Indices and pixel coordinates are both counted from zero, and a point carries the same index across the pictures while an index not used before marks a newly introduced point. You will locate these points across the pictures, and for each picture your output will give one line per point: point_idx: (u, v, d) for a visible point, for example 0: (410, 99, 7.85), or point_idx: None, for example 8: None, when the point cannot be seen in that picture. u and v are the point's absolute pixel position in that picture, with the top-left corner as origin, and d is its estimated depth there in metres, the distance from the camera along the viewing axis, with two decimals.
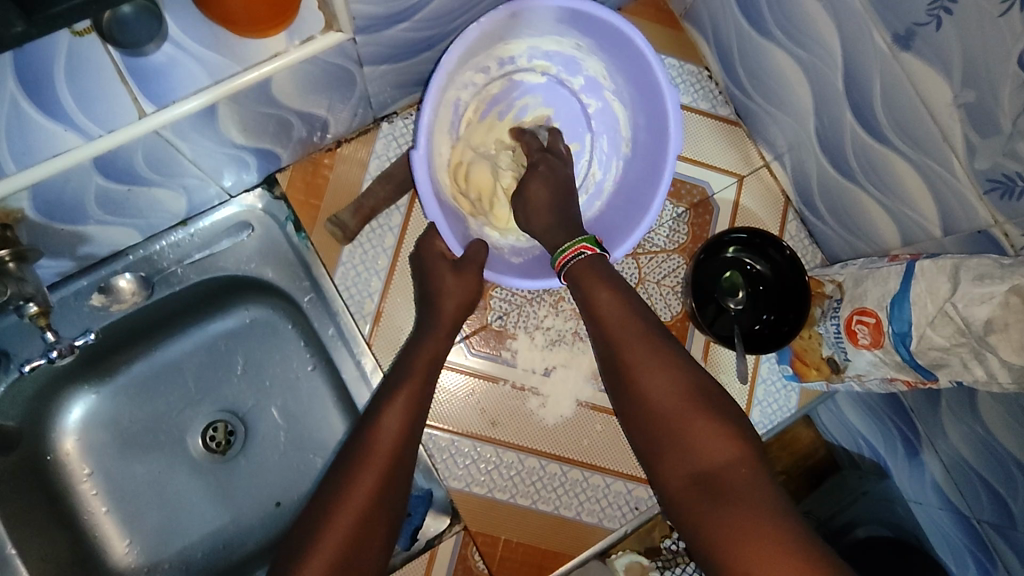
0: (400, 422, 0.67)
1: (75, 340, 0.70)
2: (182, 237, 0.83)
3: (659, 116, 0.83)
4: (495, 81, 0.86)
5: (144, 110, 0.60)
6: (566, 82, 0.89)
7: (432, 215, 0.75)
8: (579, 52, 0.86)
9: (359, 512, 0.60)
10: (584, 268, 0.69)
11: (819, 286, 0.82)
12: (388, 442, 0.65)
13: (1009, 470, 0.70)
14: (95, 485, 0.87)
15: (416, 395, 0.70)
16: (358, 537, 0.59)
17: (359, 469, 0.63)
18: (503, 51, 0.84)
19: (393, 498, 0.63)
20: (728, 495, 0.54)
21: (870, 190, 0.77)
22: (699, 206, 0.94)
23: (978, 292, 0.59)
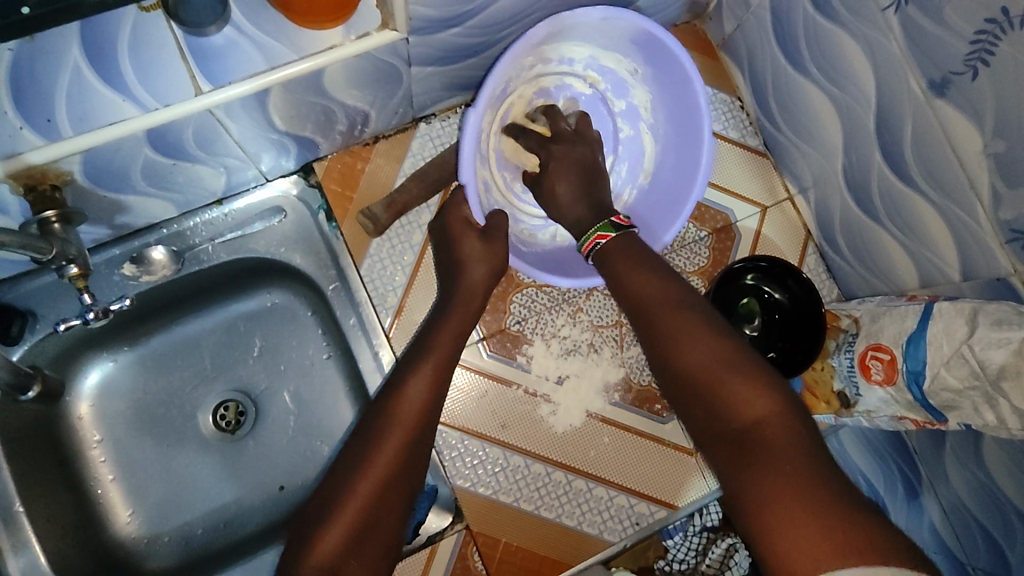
0: (426, 384, 0.71)
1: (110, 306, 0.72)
2: (216, 216, 0.85)
3: (691, 134, 0.86)
4: (547, 74, 0.87)
5: (201, 88, 0.61)
6: (609, 101, 0.92)
7: (466, 176, 0.74)
8: (632, 77, 0.90)
9: (382, 474, 0.65)
10: (612, 250, 0.71)
11: (835, 319, 0.83)
12: (413, 405, 0.69)
13: (1008, 519, 0.73)
14: (104, 453, 0.88)
15: (439, 369, 0.72)
16: (380, 497, 0.64)
17: (376, 445, 0.66)
18: (567, 50, 0.85)
19: (418, 458, 0.68)
20: (764, 459, 0.54)
21: (892, 230, 0.78)
22: (722, 232, 0.95)
23: (995, 336, 0.60)
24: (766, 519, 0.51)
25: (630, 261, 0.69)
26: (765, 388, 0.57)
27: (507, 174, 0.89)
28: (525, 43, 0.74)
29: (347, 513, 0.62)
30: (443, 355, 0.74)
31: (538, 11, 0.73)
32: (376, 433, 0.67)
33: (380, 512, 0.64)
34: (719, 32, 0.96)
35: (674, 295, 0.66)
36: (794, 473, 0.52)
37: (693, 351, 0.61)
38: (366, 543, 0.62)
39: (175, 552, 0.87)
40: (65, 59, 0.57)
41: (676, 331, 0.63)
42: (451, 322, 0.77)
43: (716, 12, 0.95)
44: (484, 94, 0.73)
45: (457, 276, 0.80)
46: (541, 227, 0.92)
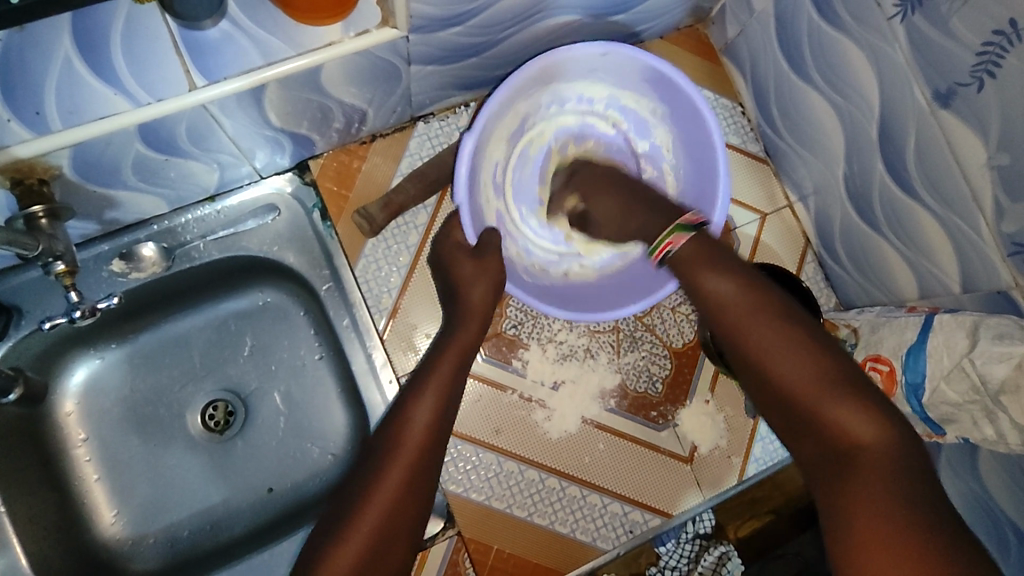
0: (429, 416, 0.68)
1: (98, 303, 0.70)
2: (208, 213, 0.83)
3: (708, 171, 0.84)
4: (568, 113, 0.89)
5: (195, 83, 0.60)
6: (631, 142, 0.91)
7: (458, 195, 0.76)
8: (653, 118, 0.89)
9: (384, 514, 0.63)
10: (684, 245, 0.63)
11: (834, 329, 0.82)
12: (415, 440, 0.66)
13: (1004, 533, 0.73)
14: (89, 452, 0.86)
15: (445, 386, 0.71)
16: (383, 538, 0.62)
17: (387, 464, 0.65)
18: (584, 90, 0.87)
19: (421, 494, 0.66)
20: (865, 486, 0.47)
21: (893, 241, 0.78)
22: (721, 238, 0.94)
23: (997, 351, 0.59)
24: (856, 550, 0.45)
25: (704, 257, 0.61)
26: (870, 414, 0.50)
27: (524, 208, 0.90)
28: (519, 77, 0.76)
29: (349, 557, 0.61)
30: (445, 382, 0.71)
31: (540, 12, 0.72)
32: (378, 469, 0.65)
33: (383, 553, 0.62)
34: (722, 36, 0.96)
35: (760, 295, 0.57)
36: (889, 503, 0.45)
37: (774, 359, 0.54)
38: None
39: (160, 553, 0.86)
40: (55, 49, 0.54)
41: (755, 332, 0.56)
42: (454, 345, 0.74)
43: (718, 17, 0.94)
44: (481, 121, 0.75)
45: (458, 301, 0.77)
46: (553, 263, 0.91)
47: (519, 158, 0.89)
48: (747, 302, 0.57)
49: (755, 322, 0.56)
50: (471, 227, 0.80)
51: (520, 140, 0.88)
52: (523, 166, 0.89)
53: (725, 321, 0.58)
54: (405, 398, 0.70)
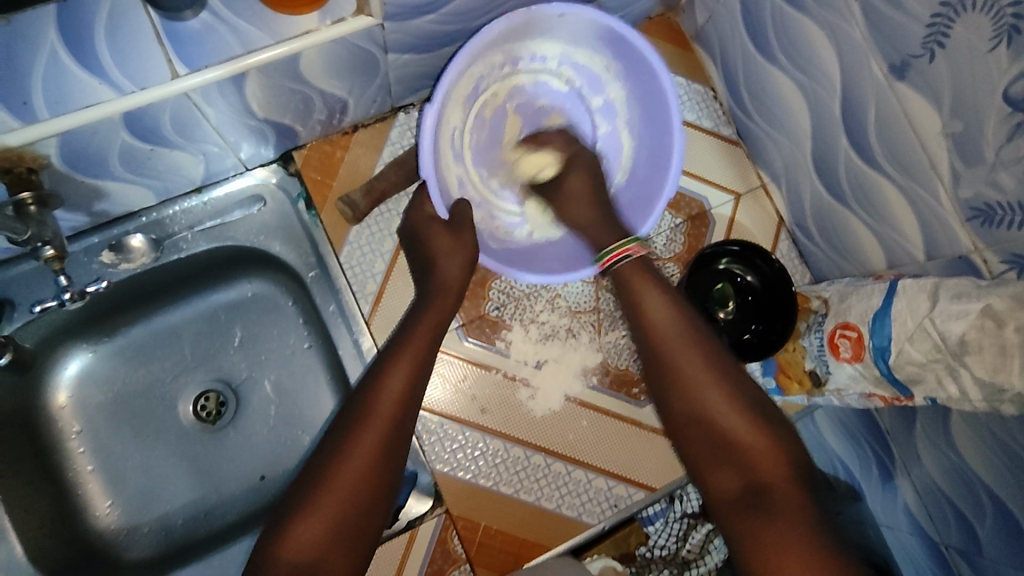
0: (401, 381, 0.71)
1: (86, 288, 0.73)
2: (195, 204, 0.85)
3: (665, 134, 0.87)
4: (521, 73, 0.89)
5: (177, 71, 0.62)
6: (585, 98, 0.93)
7: (426, 169, 0.77)
8: (606, 73, 0.91)
9: (361, 472, 0.65)
10: (634, 269, 0.74)
11: (805, 301, 0.84)
12: (390, 401, 0.69)
13: (977, 494, 0.76)
14: (83, 444, 0.88)
15: (418, 359, 0.73)
16: (362, 492, 0.65)
17: (358, 433, 0.67)
18: (536, 48, 0.87)
19: (397, 452, 0.68)
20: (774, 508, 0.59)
21: (859, 213, 0.80)
22: (696, 219, 0.97)
23: (955, 308, 0.62)
24: (775, 566, 0.55)
25: (650, 289, 0.73)
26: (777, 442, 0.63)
27: (484, 171, 0.92)
28: (478, 42, 0.76)
29: (328, 508, 0.63)
30: (420, 351, 0.74)
31: (511, 0, 0.75)
32: (354, 427, 0.68)
33: (360, 509, 0.64)
34: (692, 23, 0.98)
35: (692, 330, 0.70)
36: (806, 537, 0.56)
37: (707, 407, 0.65)
38: (345, 543, 0.63)
39: (154, 542, 0.87)
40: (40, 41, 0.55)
41: (693, 381, 0.67)
42: (427, 318, 0.77)
43: (688, 5, 0.97)
44: (441, 87, 0.75)
45: (430, 275, 0.81)
46: (518, 224, 0.93)
47: (476, 120, 0.89)
48: (681, 339, 0.70)
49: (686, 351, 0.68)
50: (441, 202, 0.81)
51: (475, 101, 0.88)
52: (480, 128, 0.90)
53: (670, 366, 0.68)
54: (381, 365, 0.73)
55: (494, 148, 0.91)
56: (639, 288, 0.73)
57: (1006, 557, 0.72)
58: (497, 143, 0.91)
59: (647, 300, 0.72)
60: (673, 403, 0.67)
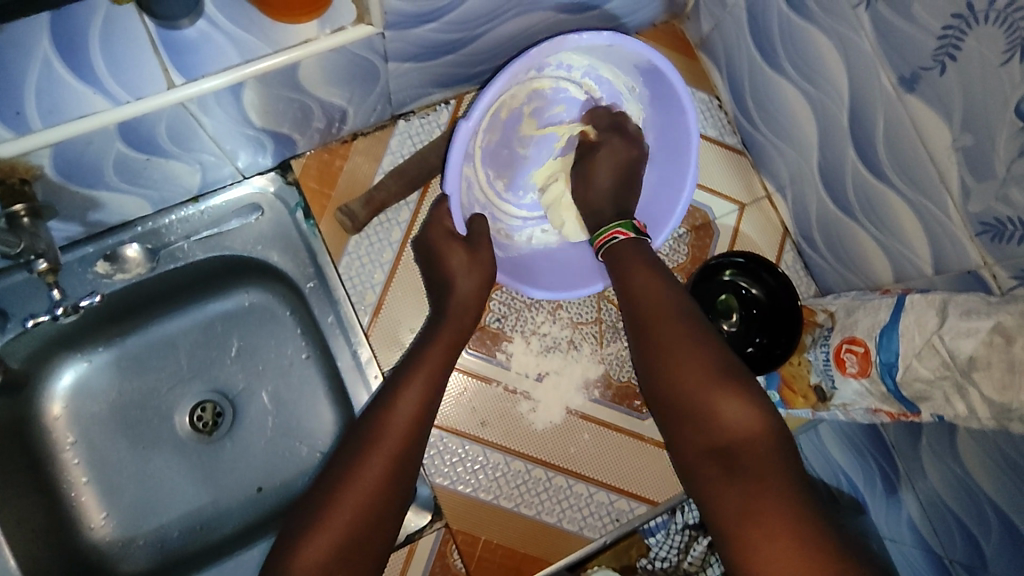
0: (413, 403, 0.70)
1: (81, 301, 0.71)
2: (192, 213, 0.84)
3: (679, 164, 0.87)
4: (544, 79, 0.87)
5: (173, 81, 0.61)
6: (601, 112, 0.91)
7: (449, 185, 0.75)
8: (629, 92, 0.90)
9: (371, 489, 0.65)
10: (622, 253, 0.77)
11: (812, 315, 0.83)
12: (401, 423, 0.68)
13: (983, 510, 0.75)
14: (77, 455, 0.87)
15: (433, 378, 0.73)
16: (370, 511, 0.64)
17: (368, 453, 0.66)
18: (566, 57, 0.85)
19: (406, 474, 0.67)
20: (740, 465, 0.59)
21: (866, 225, 0.79)
22: (700, 229, 0.96)
23: (965, 325, 0.61)
24: (737, 523, 0.56)
25: (633, 265, 0.75)
26: (752, 406, 0.62)
27: (490, 172, 0.89)
28: (519, 65, 0.74)
29: (335, 529, 0.62)
30: (433, 373, 0.73)
31: (515, 8, 0.74)
32: (363, 448, 0.67)
33: (366, 531, 0.63)
34: (697, 31, 0.97)
35: (672, 300, 0.71)
36: (771, 495, 0.56)
37: (685, 373, 0.65)
38: (351, 565, 0.62)
39: (149, 554, 0.86)
40: (34, 49, 0.55)
41: (674, 347, 0.67)
42: (440, 339, 0.77)
43: (694, 13, 0.96)
44: (481, 102, 0.72)
45: (447, 295, 0.79)
46: (519, 228, 0.92)
47: (492, 120, 0.86)
48: (668, 309, 0.70)
49: (663, 320, 0.70)
50: (460, 216, 0.79)
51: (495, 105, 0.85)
52: (492, 130, 0.87)
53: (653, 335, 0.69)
54: (393, 384, 0.72)
55: (502, 149, 0.89)
56: (634, 269, 0.75)
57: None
58: (506, 144, 0.89)
59: (633, 279, 0.73)
60: (653, 369, 0.68)
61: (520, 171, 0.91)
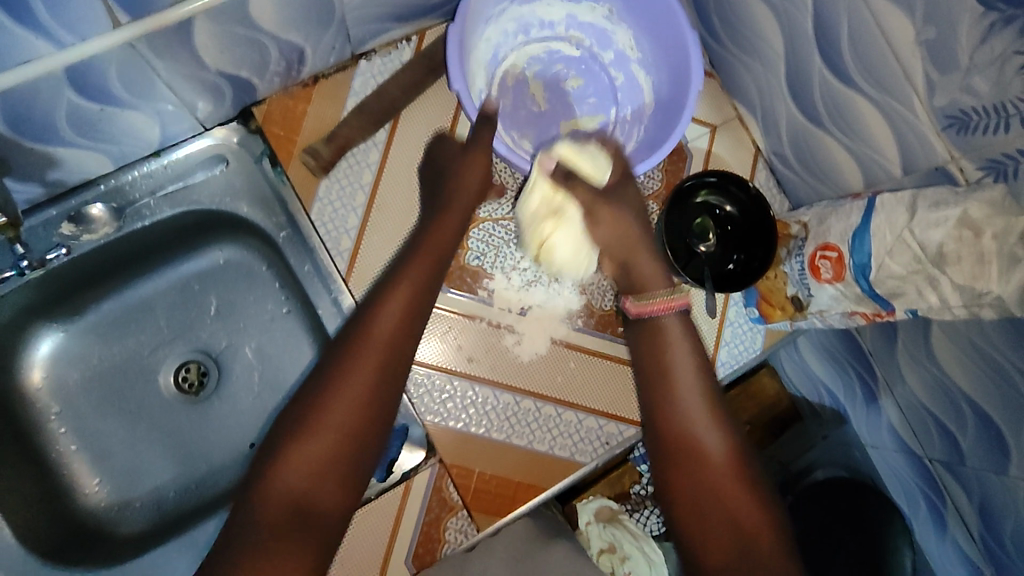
0: (399, 312, 0.69)
1: (46, 255, 0.74)
2: (155, 168, 0.81)
3: (682, 63, 0.80)
4: (532, 42, 0.86)
5: (118, 20, 0.58)
6: (598, 57, 0.87)
7: (455, 85, 0.74)
8: (610, 23, 0.85)
9: (358, 394, 0.65)
10: (664, 316, 0.73)
11: (785, 228, 0.83)
12: (388, 322, 0.68)
13: (957, 405, 0.78)
14: (63, 424, 0.87)
15: (418, 287, 0.72)
16: (356, 424, 0.64)
17: (351, 352, 0.66)
18: (542, 11, 0.85)
19: (393, 381, 0.67)
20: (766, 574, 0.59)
21: (835, 133, 0.79)
22: (675, 154, 0.95)
23: (933, 217, 0.62)
24: None
25: (680, 330, 0.73)
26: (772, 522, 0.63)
27: (514, 135, 0.84)
28: None
29: (324, 434, 0.62)
30: (420, 281, 0.72)
31: None
32: (347, 350, 0.67)
33: (354, 431, 0.64)
34: None
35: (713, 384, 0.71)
36: None
37: (715, 471, 0.66)
38: (334, 475, 0.62)
39: (145, 516, 0.87)
40: None
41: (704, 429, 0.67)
42: (426, 251, 0.75)
43: None
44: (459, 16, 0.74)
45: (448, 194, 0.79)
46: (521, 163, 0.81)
47: (498, 90, 0.85)
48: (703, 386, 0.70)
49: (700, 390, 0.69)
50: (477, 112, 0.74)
51: (495, 69, 0.84)
52: (503, 97, 0.85)
53: (669, 402, 0.69)
54: (376, 296, 0.71)
55: (518, 112, 0.85)
56: (676, 341, 0.73)
57: (987, 464, 0.76)
58: (521, 108, 0.85)
59: (670, 338, 0.73)
60: (678, 438, 0.67)
61: (543, 130, 0.86)
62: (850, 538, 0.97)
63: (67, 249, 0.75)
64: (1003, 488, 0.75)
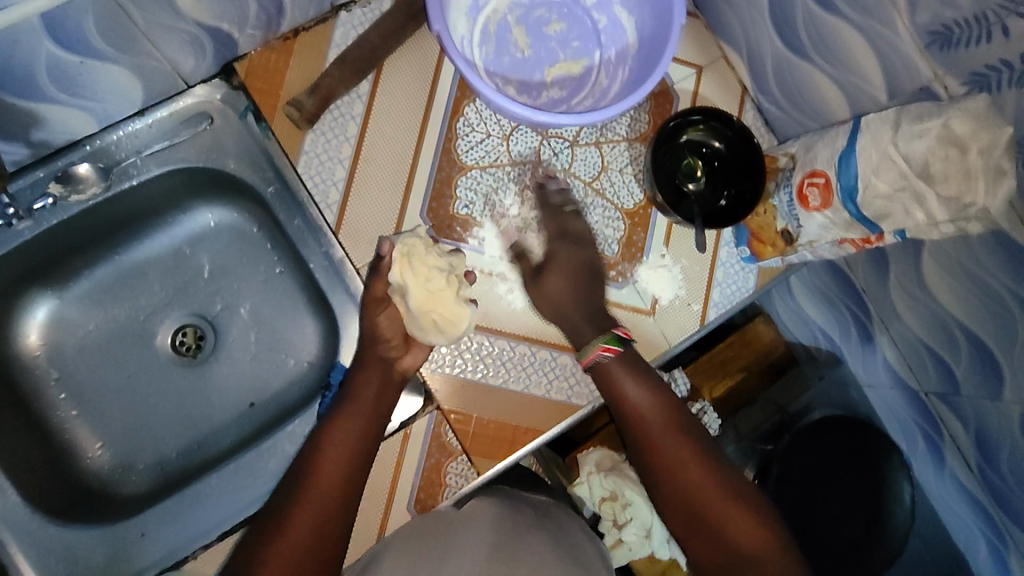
0: (339, 462, 0.73)
1: (34, 204, 0.75)
2: (140, 128, 0.79)
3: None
4: None
5: None
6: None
7: (436, 24, 0.72)
8: None
9: (309, 528, 0.69)
10: (612, 365, 0.79)
11: (773, 162, 0.83)
12: (330, 475, 0.72)
13: (948, 331, 0.79)
14: (64, 390, 0.87)
15: (361, 439, 0.75)
16: (315, 550, 0.68)
17: (296, 510, 0.70)
18: None
19: (339, 520, 0.71)
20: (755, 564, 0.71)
21: (820, 64, 0.79)
22: (659, 96, 0.92)
23: (914, 130, 0.63)
24: None
25: (626, 375, 0.80)
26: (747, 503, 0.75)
27: (499, 80, 0.84)
28: None
29: (313, 511, 0.70)
30: (361, 431, 0.76)
31: None
32: (290, 513, 0.70)
33: (315, 558, 0.68)
34: None
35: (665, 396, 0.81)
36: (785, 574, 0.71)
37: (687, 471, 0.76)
38: (334, 523, 0.70)
39: (150, 477, 0.88)
40: None
41: (684, 465, 0.76)
42: (366, 383, 0.79)
43: None
44: None
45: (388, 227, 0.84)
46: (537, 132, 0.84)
47: (481, 36, 0.84)
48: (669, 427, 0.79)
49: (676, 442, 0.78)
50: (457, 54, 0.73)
51: (477, 15, 0.84)
52: (486, 42, 0.84)
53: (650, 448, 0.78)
54: (318, 444, 0.75)
55: (502, 58, 0.85)
56: (622, 381, 0.80)
57: (980, 388, 0.77)
58: (504, 53, 0.85)
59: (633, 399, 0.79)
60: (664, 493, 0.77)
61: (527, 75, 0.85)
62: (847, 475, 0.98)
63: (51, 198, 0.75)
64: (997, 412, 0.76)
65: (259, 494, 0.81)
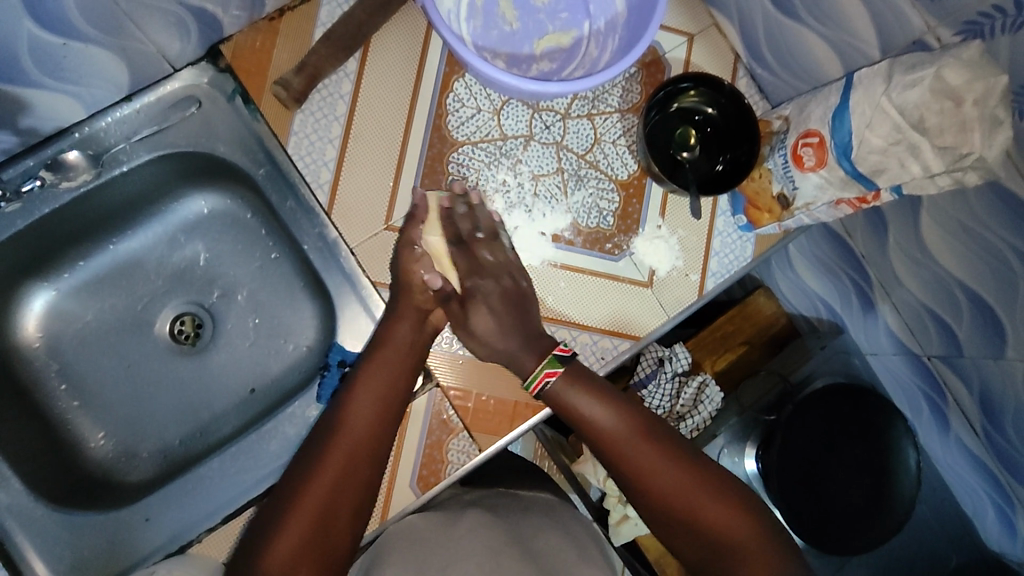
0: (366, 419, 0.73)
1: (22, 185, 0.76)
2: (127, 113, 0.79)
3: None
4: None
5: None
6: None
7: None
8: None
9: (328, 486, 0.69)
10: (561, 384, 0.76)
11: (767, 126, 0.82)
12: (356, 434, 0.72)
13: (949, 292, 0.78)
14: (64, 381, 0.87)
15: (388, 398, 0.75)
16: (327, 512, 0.68)
17: (318, 469, 0.70)
18: None
19: (359, 482, 0.70)
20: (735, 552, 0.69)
21: (812, 25, 0.78)
22: (651, 65, 0.90)
23: (910, 78, 0.62)
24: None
25: (579, 387, 0.76)
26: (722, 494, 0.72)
27: (488, 54, 0.84)
28: None
29: (332, 469, 0.70)
30: (387, 389, 0.76)
31: None
32: (313, 469, 0.70)
33: (326, 521, 0.67)
34: None
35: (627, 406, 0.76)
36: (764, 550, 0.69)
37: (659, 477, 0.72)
38: (349, 483, 0.70)
39: (152, 466, 0.88)
40: None
41: (659, 471, 0.73)
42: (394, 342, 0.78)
43: None
44: None
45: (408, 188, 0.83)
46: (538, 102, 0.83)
47: (468, 9, 0.84)
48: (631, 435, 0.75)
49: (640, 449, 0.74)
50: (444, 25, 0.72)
51: None
52: (474, 15, 0.84)
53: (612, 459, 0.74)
54: (345, 400, 0.75)
55: (490, 32, 0.84)
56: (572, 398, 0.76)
57: (983, 347, 0.76)
58: (492, 26, 0.84)
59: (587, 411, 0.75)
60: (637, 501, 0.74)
61: (516, 49, 0.85)
62: (853, 443, 0.94)
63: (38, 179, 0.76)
64: (1001, 371, 0.75)
65: (261, 477, 0.80)
